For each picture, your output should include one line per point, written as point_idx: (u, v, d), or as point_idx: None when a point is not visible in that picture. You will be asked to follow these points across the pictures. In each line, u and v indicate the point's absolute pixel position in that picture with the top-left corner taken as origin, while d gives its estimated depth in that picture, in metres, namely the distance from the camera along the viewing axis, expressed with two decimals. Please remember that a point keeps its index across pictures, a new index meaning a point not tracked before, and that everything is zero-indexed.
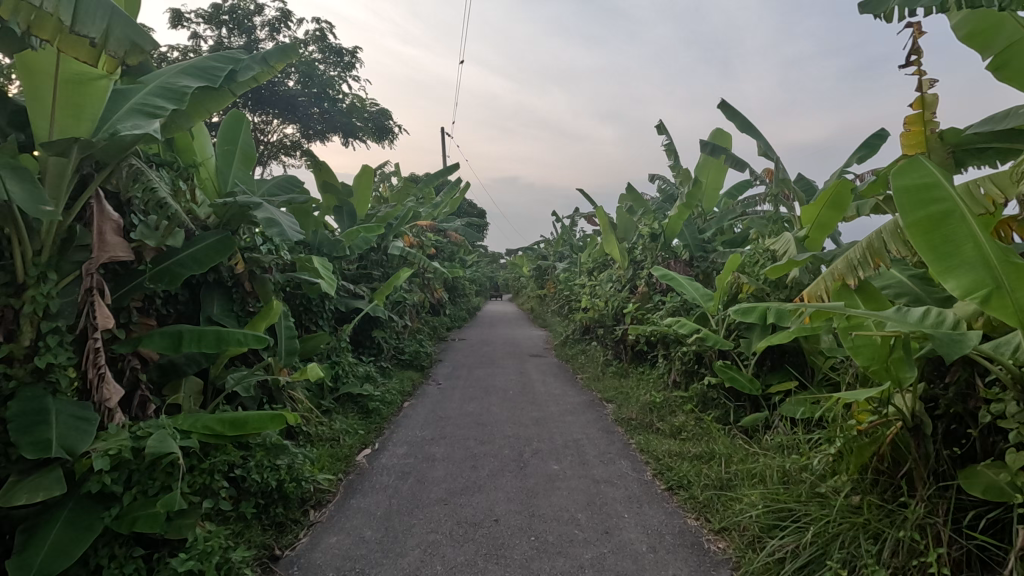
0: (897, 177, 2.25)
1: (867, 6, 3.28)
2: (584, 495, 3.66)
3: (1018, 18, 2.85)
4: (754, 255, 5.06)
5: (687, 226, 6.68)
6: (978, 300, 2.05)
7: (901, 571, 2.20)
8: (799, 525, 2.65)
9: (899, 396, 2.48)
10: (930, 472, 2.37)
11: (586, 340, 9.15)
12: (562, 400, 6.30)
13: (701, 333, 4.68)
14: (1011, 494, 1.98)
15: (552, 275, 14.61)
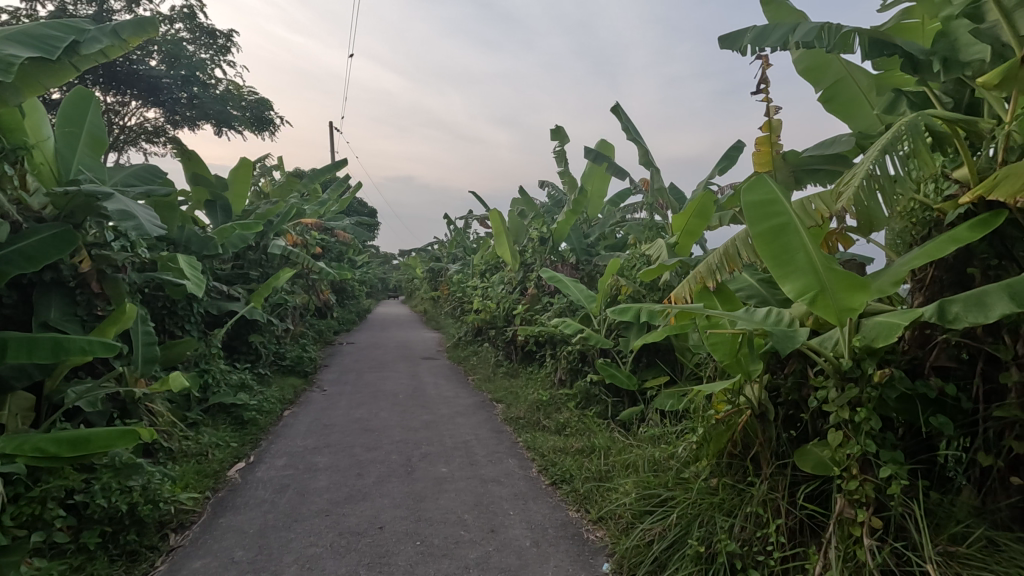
0: (746, 193, 2.54)
1: (726, 40, 3.64)
2: (471, 496, 3.68)
3: (841, 58, 3.32)
4: (632, 258, 5.46)
5: (573, 230, 6.99)
6: (808, 300, 2.38)
7: (748, 542, 2.48)
8: (666, 509, 2.89)
9: (748, 387, 2.79)
10: (772, 453, 2.68)
11: (478, 341, 9.21)
12: (453, 402, 6.30)
13: (584, 332, 4.92)
14: (830, 467, 2.31)
15: (446, 277, 14.56)
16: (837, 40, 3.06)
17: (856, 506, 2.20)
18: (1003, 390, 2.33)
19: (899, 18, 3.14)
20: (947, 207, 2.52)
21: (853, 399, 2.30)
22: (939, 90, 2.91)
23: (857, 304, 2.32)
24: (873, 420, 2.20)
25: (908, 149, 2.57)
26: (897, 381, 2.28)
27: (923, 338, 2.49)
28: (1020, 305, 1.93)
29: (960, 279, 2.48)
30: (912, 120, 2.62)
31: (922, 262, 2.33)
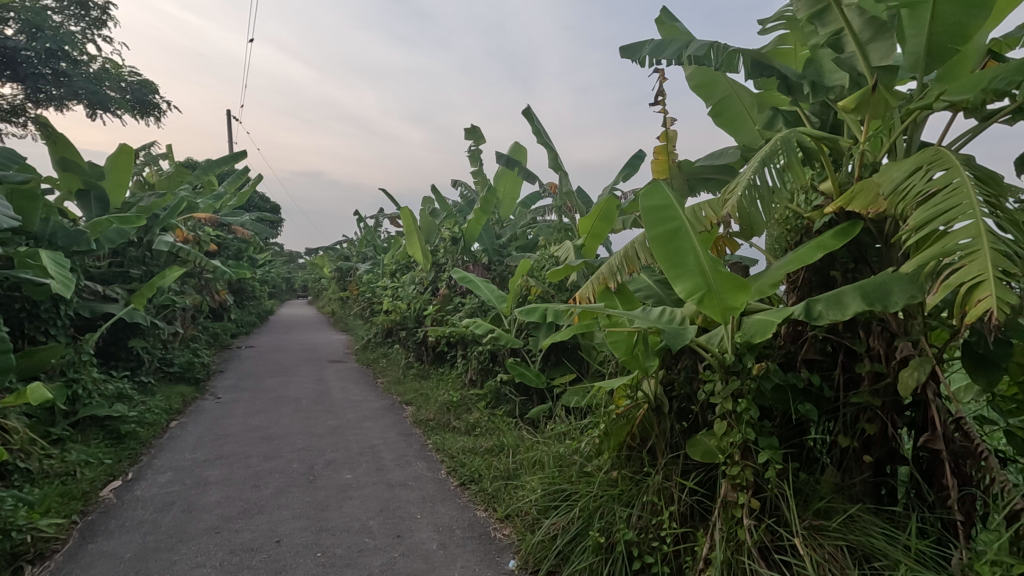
0: (643, 198, 2.69)
1: (627, 51, 3.83)
2: (377, 502, 3.58)
3: (727, 76, 3.61)
4: (541, 260, 5.59)
5: (484, 231, 7.02)
6: (696, 299, 2.55)
7: (644, 530, 2.62)
8: (569, 503, 2.98)
9: (646, 382, 2.94)
10: (667, 444, 2.85)
11: (388, 343, 9.00)
12: (360, 406, 6.09)
13: (494, 333, 4.96)
14: (716, 454, 2.48)
15: (355, 277, 14.09)
16: (724, 60, 3.32)
17: (738, 489, 2.39)
18: (858, 378, 2.63)
19: (776, 43, 3.45)
20: (814, 216, 2.81)
21: (735, 390, 2.49)
22: (808, 110, 3.24)
23: (739, 303, 2.51)
24: (752, 409, 2.40)
25: (782, 162, 2.84)
26: (772, 373, 2.50)
27: (795, 333, 2.77)
28: (870, 303, 2.18)
29: (825, 280, 2.78)
30: (786, 136, 2.90)
31: (793, 265, 2.57)
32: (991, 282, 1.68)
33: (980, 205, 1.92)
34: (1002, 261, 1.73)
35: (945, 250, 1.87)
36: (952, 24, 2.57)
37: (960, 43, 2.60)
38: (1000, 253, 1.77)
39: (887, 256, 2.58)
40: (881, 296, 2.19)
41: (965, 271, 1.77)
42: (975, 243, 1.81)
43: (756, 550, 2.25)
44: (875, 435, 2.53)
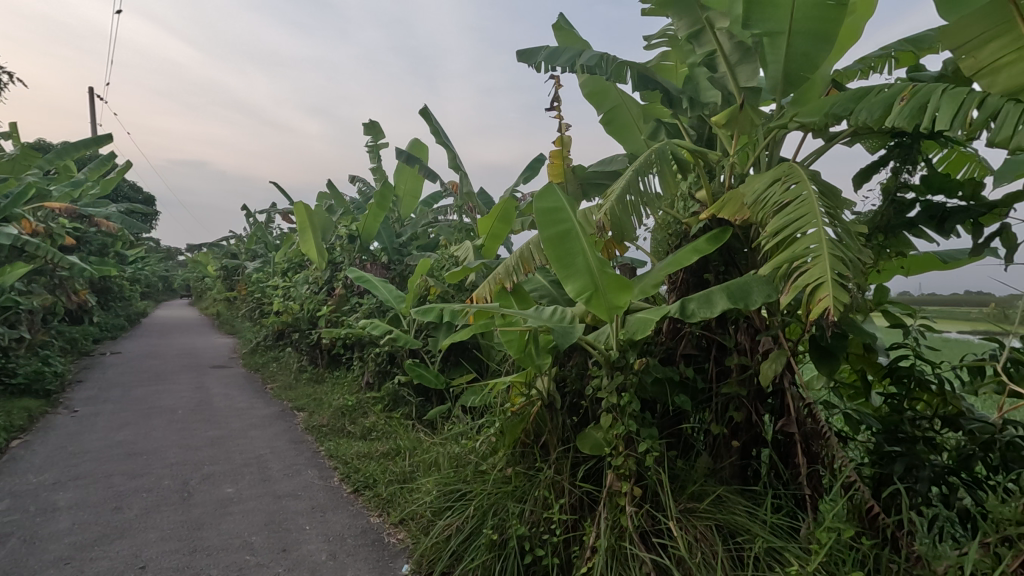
0: (536, 200, 2.76)
1: (523, 56, 3.91)
2: (261, 515, 3.36)
3: (617, 87, 3.81)
4: (441, 259, 5.54)
5: (383, 229, 6.83)
6: (584, 298, 2.66)
7: (535, 524, 2.69)
8: (464, 502, 2.99)
9: (539, 380, 3.02)
10: (558, 439, 2.94)
11: (279, 346, 8.48)
12: (246, 414, 5.67)
13: (392, 333, 4.84)
14: (602, 446, 2.60)
15: (243, 275, 13.13)
16: (613, 70, 3.49)
17: (622, 479, 2.52)
18: (728, 371, 2.88)
19: (659, 59, 3.69)
20: (691, 222, 3.03)
21: (620, 385, 2.63)
22: (687, 124, 3.49)
23: (623, 302, 2.65)
24: (634, 402, 2.55)
25: (660, 170, 3.07)
26: (653, 367, 2.67)
27: (674, 330, 2.99)
28: (734, 302, 2.40)
29: (700, 281, 3.01)
30: (662, 147, 3.14)
31: (671, 267, 2.77)
32: (828, 283, 1.92)
33: (821, 215, 2.17)
34: (837, 265, 1.97)
35: (794, 254, 2.10)
36: (804, 53, 2.89)
37: (810, 72, 2.93)
38: (836, 257, 2.02)
39: (751, 260, 2.85)
40: (743, 296, 2.42)
41: (809, 274, 2.00)
42: (818, 249, 2.05)
43: (637, 535, 2.38)
44: (742, 422, 2.78)
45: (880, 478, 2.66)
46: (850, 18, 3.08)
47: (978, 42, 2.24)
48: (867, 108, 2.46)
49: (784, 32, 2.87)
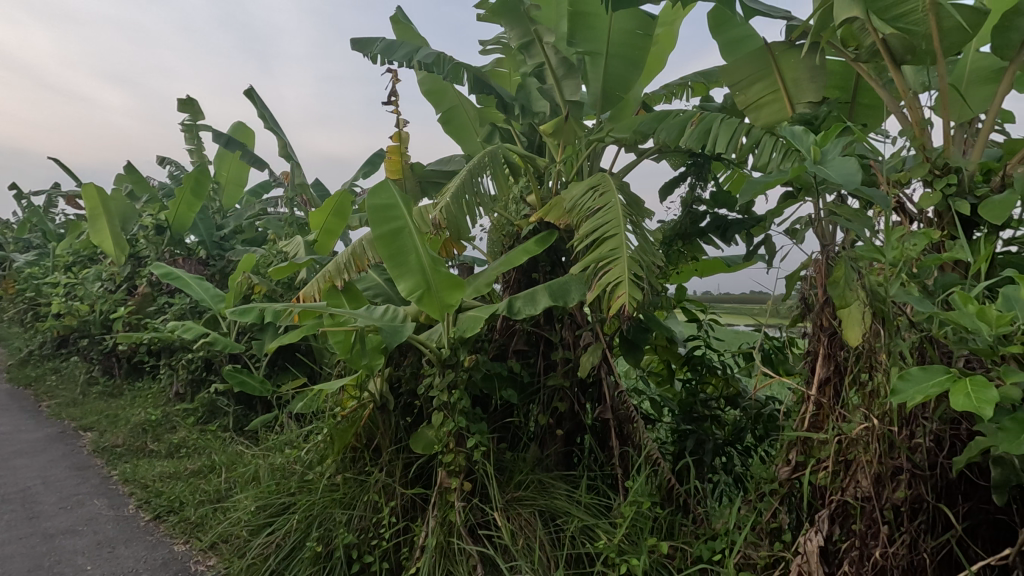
0: (368, 195, 2.66)
1: (358, 45, 3.76)
2: (23, 561, 2.77)
3: (455, 88, 3.86)
4: (268, 255, 5.09)
5: (200, 220, 6.08)
6: (416, 297, 2.62)
7: (364, 530, 2.62)
8: (286, 516, 2.80)
9: (371, 381, 2.92)
10: (391, 440, 2.90)
11: (61, 355, 7.09)
12: (9, 439, 4.64)
13: (208, 337, 4.33)
14: (434, 445, 2.61)
15: (10, 270, 10.73)
16: (449, 71, 3.51)
17: (451, 475, 2.55)
18: (555, 364, 3.08)
19: (495, 65, 3.81)
20: (522, 224, 3.17)
21: (450, 382, 2.66)
22: (519, 130, 3.65)
23: (455, 300, 2.66)
24: (464, 398, 2.59)
25: (492, 173, 3.16)
26: (482, 363, 2.75)
27: (507, 327, 3.12)
28: (554, 300, 2.56)
29: (530, 281, 3.16)
30: (494, 150, 3.24)
31: (501, 267, 2.88)
32: (625, 282, 2.15)
33: (624, 221, 2.42)
34: (634, 267, 2.22)
35: (600, 256, 2.31)
36: (619, 75, 3.19)
37: (624, 92, 3.25)
38: (633, 260, 2.27)
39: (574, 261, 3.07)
40: (562, 294, 2.60)
41: (611, 274, 2.22)
42: (618, 252, 2.28)
43: (465, 529, 2.43)
44: (566, 411, 2.98)
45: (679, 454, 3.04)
46: (656, 49, 3.50)
47: (748, 82, 2.68)
48: (665, 128, 2.79)
49: (602, 54, 3.15)
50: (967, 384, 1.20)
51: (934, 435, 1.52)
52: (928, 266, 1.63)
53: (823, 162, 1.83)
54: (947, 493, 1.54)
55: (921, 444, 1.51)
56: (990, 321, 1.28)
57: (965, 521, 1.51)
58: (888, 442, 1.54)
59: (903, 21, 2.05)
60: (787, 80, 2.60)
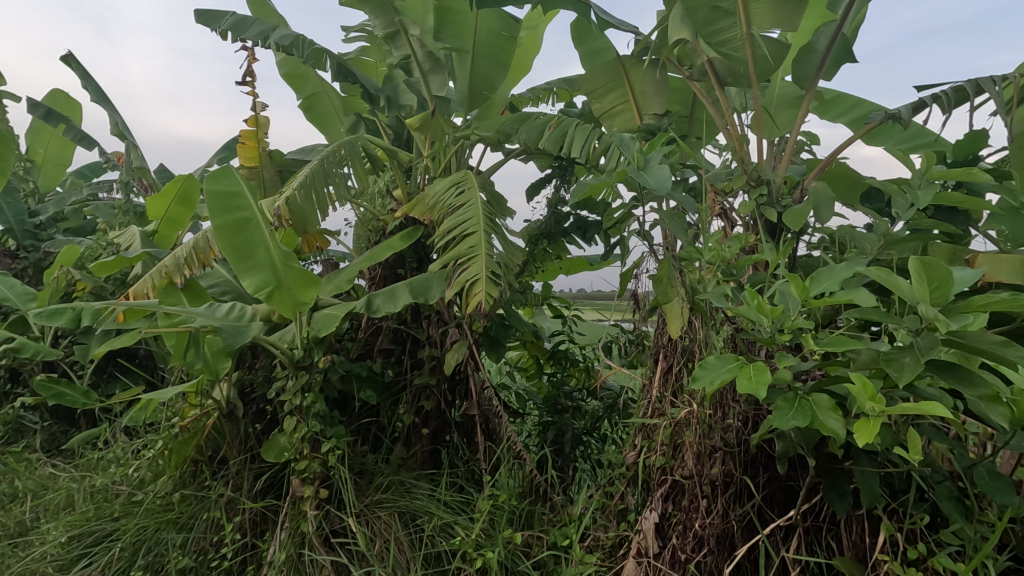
0: (208, 182, 2.44)
1: (204, 18, 3.41)
2: None
3: (317, 73, 3.64)
4: (96, 247, 4.43)
5: (5, 204, 5.12)
6: (263, 294, 2.43)
7: (203, 551, 2.39)
8: (108, 543, 2.46)
9: (216, 388, 2.66)
10: (239, 450, 2.67)
11: None
12: None
13: (12, 342, 3.66)
14: (286, 452, 2.44)
15: None
16: (309, 54, 3.30)
17: (305, 483, 2.42)
18: (421, 362, 3.03)
19: (359, 53, 3.66)
20: (388, 218, 3.09)
21: (304, 385, 2.51)
22: (385, 122, 3.53)
23: (309, 298, 2.51)
24: (318, 402, 2.45)
25: (352, 165, 3.00)
26: (337, 364, 2.64)
27: (372, 325, 3.03)
28: (415, 297, 2.52)
29: (395, 278, 3.08)
30: (353, 141, 3.08)
31: (366, 262, 2.78)
32: (482, 280, 2.18)
33: (484, 218, 2.44)
34: (491, 264, 2.26)
35: (459, 253, 2.32)
36: (484, 74, 3.21)
37: (490, 92, 3.29)
38: (491, 257, 2.31)
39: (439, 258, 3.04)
40: (423, 291, 2.56)
41: (469, 272, 2.24)
42: (477, 249, 2.30)
43: (317, 539, 2.31)
44: (432, 410, 2.94)
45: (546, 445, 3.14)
46: (523, 52, 3.58)
47: (603, 90, 2.84)
48: (526, 129, 2.89)
49: (468, 52, 3.16)
50: (750, 369, 1.36)
51: (742, 416, 1.69)
52: (743, 265, 1.83)
53: (644, 168, 2.03)
54: (752, 466, 1.72)
55: (731, 424, 1.68)
56: (766, 314, 1.43)
57: (764, 489, 1.69)
58: (706, 423, 1.71)
59: (727, 47, 2.35)
60: (635, 92, 2.79)
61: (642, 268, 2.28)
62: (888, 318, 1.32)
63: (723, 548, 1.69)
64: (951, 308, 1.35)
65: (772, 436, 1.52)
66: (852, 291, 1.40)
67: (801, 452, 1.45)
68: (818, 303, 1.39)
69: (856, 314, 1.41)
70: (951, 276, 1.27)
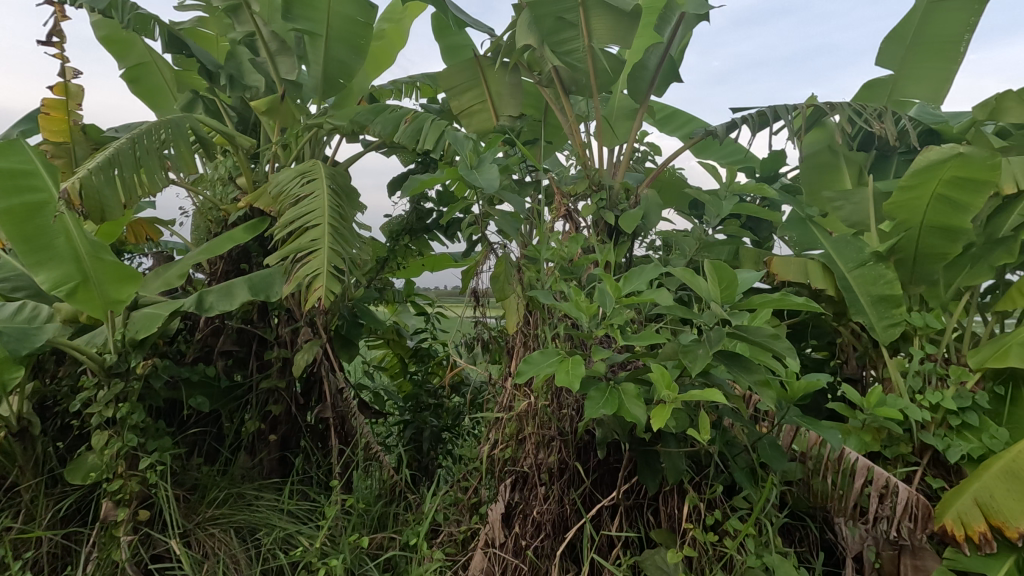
0: None
1: None
2: None
3: (143, 41, 3.22)
4: None
5: None
6: (64, 291, 2.13)
7: None
8: None
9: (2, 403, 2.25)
10: (34, 474, 2.28)
11: None
12: None
13: None
14: (94, 473, 2.13)
15: None
16: (131, 18, 2.91)
17: (120, 505, 2.13)
18: (269, 364, 2.82)
19: (195, 24, 3.30)
20: (230, 208, 2.83)
21: (119, 395, 2.21)
22: (228, 103, 3.22)
23: (124, 296, 2.20)
24: (136, 412, 2.17)
25: (177, 146, 2.64)
26: (162, 369, 2.34)
27: (212, 325, 2.76)
28: (254, 294, 2.34)
29: (238, 273, 2.83)
30: (178, 120, 2.72)
31: (201, 255, 2.51)
32: (322, 275, 2.11)
33: (329, 210, 2.34)
34: (334, 259, 2.18)
35: (299, 246, 2.22)
36: (339, 60, 3.06)
37: (346, 80, 3.15)
38: (335, 251, 2.23)
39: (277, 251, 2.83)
40: (264, 287, 2.39)
41: (309, 266, 2.15)
42: (318, 243, 2.21)
43: (133, 567, 2.05)
44: (281, 415, 2.74)
45: (407, 447, 3.09)
46: (384, 42, 3.47)
47: (460, 89, 2.84)
48: (382, 120, 2.82)
49: (321, 36, 3.00)
50: (568, 362, 1.45)
51: (575, 405, 1.80)
52: (582, 264, 1.94)
53: (477, 167, 2.10)
54: (585, 451, 1.84)
55: (566, 414, 1.79)
56: (584, 310, 1.56)
57: (594, 473, 1.82)
58: (543, 414, 1.80)
59: (571, 57, 2.51)
60: (492, 93, 2.84)
61: (480, 266, 2.28)
62: (689, 315, 1.48)
63: (558, 531, 1.79)
64: (736, 305, 1.56)
65: (595, 424, 1.66)
66: (655, 291, 1.55)
67: (618, 436, 1.59)
68: (628, 301, 1.53)
69: (661, 310, 1.57)
70: (735, 277, 1.47)
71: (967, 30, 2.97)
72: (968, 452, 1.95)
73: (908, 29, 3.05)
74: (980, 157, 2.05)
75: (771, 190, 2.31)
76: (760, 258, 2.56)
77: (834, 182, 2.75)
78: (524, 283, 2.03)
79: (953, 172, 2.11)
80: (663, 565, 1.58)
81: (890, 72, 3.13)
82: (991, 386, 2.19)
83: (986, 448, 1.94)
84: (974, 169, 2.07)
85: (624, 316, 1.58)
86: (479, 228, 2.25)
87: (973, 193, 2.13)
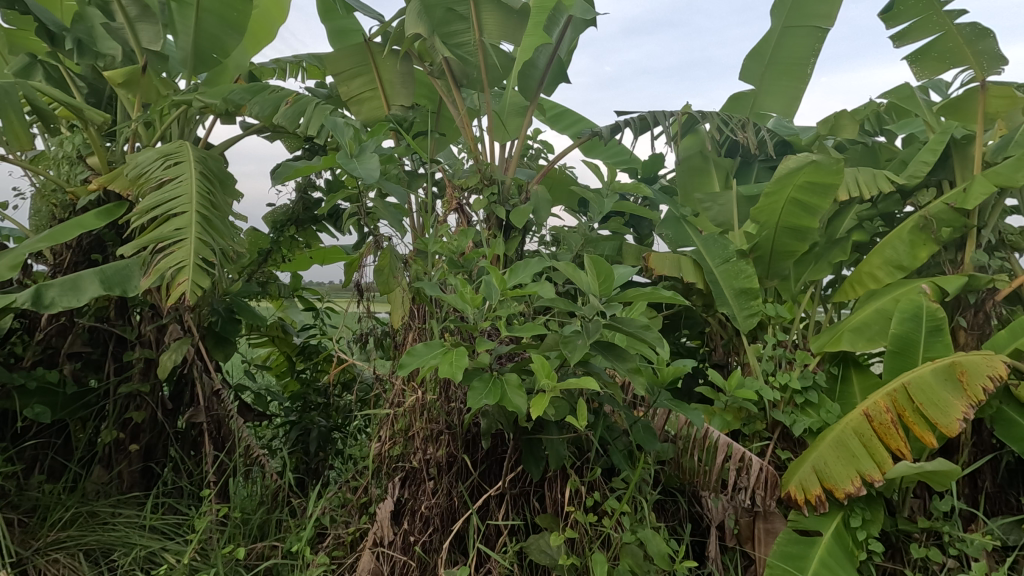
0: None
1: None
2: None
3: None
4: None
5: None
6: None
7: None
8: None
9: None
10: None
11: None
12: None
13: None
14: None
15: None
16: None
17: None
18: (129, 366, 2.53)
19: None
20: (78, 192, 2.49)
21: None
22: (75, 71, 2.83)
23: None
24: None
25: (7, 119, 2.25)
26: None
27: (57, 323, 2.43)
28: (107, 288, 2.08)
29: (90, 264, 2.50)
30: (6, 86, 2.30)
31: (41, 244, 2.19)
32: (188, 268, 1.93)
33: (197, 198, 2.14)
34: (202, 250, 2.01)
35: (161, 236, 2.01)
36: (211, 34, 2.80)
37: (221, 56, 2.89)
38: (204, 242, 2.05)
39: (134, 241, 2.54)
40: (120, 281, 2.14)
41: (172, 258, 1.96)
42: (184, 233, 2.02)
43: None
44: (143, 422, 2.46)
45: (294, 448, 2.91)
46: (264, 17, 3.24)
47: (349, 74, 2.74)
48: (261, 101, 2.64)
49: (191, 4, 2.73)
50: (452, 354, 1.46)
51: (462, 398, 1.81)
52: (472, 257, 1.95)
53: (357, 156, 2.04)
54: (472, 444, 1.85)
55: (454, 407, 1.79)
56: (469, 301, 1.57)
57: (481, 464, 1.84)
58: (431, 409, 1.79)
59: (462, 50, 2.55)
60: (382, 81, 2.75)
61: (363, 260, 2.16)
62: (570, 305, 1.55)
63: (447, 525, 1.79)
64: (613, 298, 1.65)
65: (481, 415, 1.69)
66: (539, 284, 1.60)
67: (502, 427, 1.64)
68: (513, 292, 1.56)
69: (544, 302, 1.62)
70: (613, 271, 1.55)
71: (811, 55, 3.36)
72: (809, 426, 2.22)
73: (766, 48, 3.40)
74: (828, 165, 2.33)
75: (648, 191, 2.47)
76: (640, 254, 2.74)
77: (704, 185, 3.00)
78: (411, 276, 2.00)
79: (805, 178, 2.38)
80: (547, 548, 1.64)
81: (752, 86, 3.48)
82: (828, 367, 2.51)
83: (823, 422, 2.21)
84: (823, 175, 2.35)
85: (509, 307, 1.62)
86: (369, 220, 2.17)
87: (820, 196, 2.41)
